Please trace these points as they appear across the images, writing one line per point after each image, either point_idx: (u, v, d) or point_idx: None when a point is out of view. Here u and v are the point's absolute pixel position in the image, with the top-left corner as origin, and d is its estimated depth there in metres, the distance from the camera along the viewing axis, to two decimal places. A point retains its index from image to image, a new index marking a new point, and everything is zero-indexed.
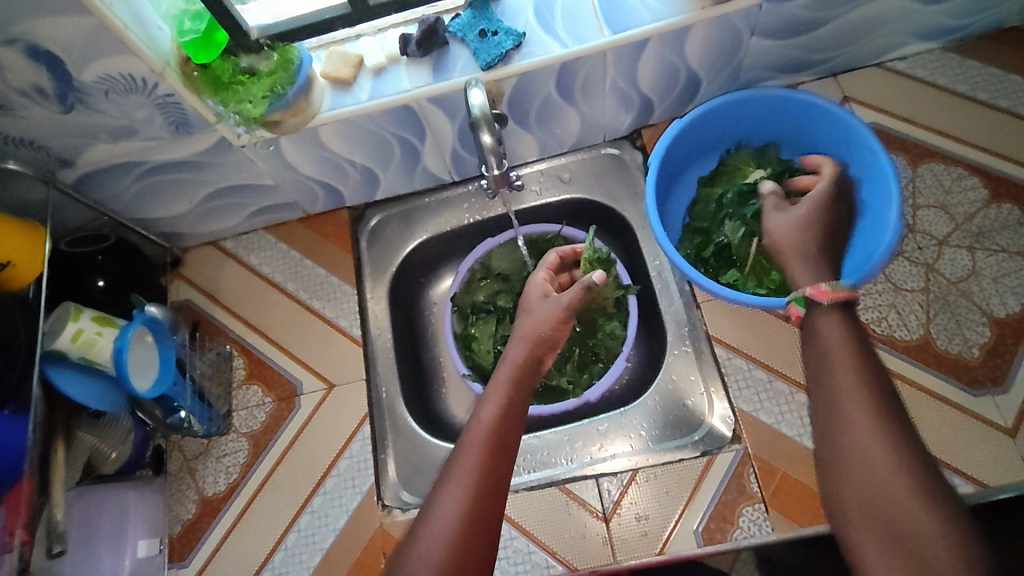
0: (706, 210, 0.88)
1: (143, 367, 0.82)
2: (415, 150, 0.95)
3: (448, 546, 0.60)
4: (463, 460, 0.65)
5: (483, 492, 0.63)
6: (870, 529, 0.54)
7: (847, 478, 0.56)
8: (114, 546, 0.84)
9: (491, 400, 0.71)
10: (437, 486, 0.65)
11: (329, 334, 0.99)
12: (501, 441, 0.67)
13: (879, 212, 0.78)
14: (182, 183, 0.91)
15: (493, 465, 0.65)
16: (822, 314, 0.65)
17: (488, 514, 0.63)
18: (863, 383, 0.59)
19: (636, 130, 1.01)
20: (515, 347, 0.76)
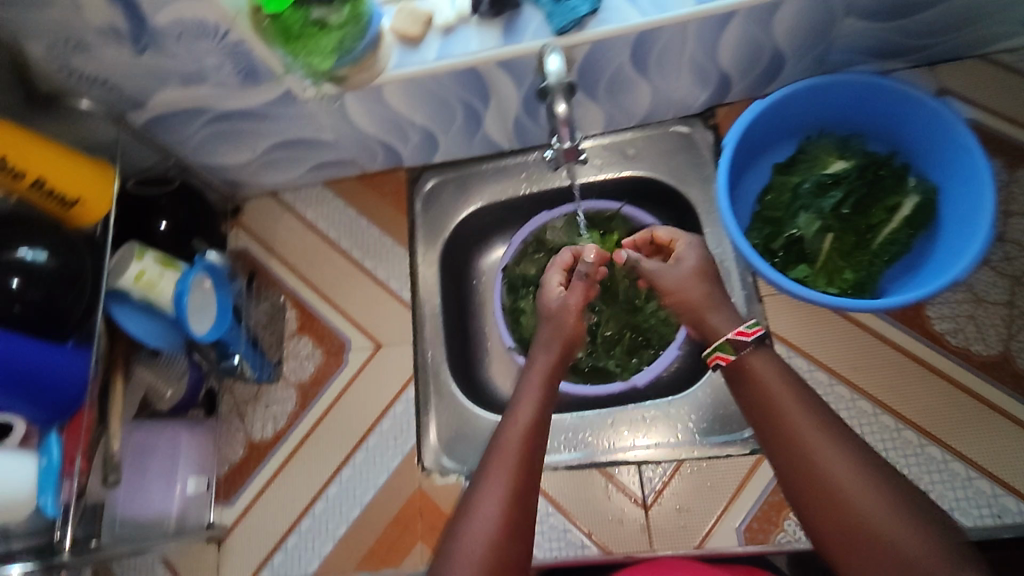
0: (779, 200, 0.83)
1: (202, 312, 0.84)
2: (478, 115, 0.92)
3: (494, 532, 0.61)
4: (499, 450, 0.67)
5: (519, 487, 0.64)
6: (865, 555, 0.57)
7: (819, 508, 0.60)
8: (166, 480, 0.87)
9: (526, 398, 0.72)
10: (473, 481, 0.66)
11: (379, 295, 0.99)
12: (535, 439, 0.68)
13: (969, 213, 0.73)
14: (244, 133, 0.91)
15: (528, 461, 0.66)
16: (755, 358, 0.68)
17: (525, 511, 0.64)
18: (809, 415, 0.63)
19: (710, 108, 0.97)
20: (541, 353, 0.76)
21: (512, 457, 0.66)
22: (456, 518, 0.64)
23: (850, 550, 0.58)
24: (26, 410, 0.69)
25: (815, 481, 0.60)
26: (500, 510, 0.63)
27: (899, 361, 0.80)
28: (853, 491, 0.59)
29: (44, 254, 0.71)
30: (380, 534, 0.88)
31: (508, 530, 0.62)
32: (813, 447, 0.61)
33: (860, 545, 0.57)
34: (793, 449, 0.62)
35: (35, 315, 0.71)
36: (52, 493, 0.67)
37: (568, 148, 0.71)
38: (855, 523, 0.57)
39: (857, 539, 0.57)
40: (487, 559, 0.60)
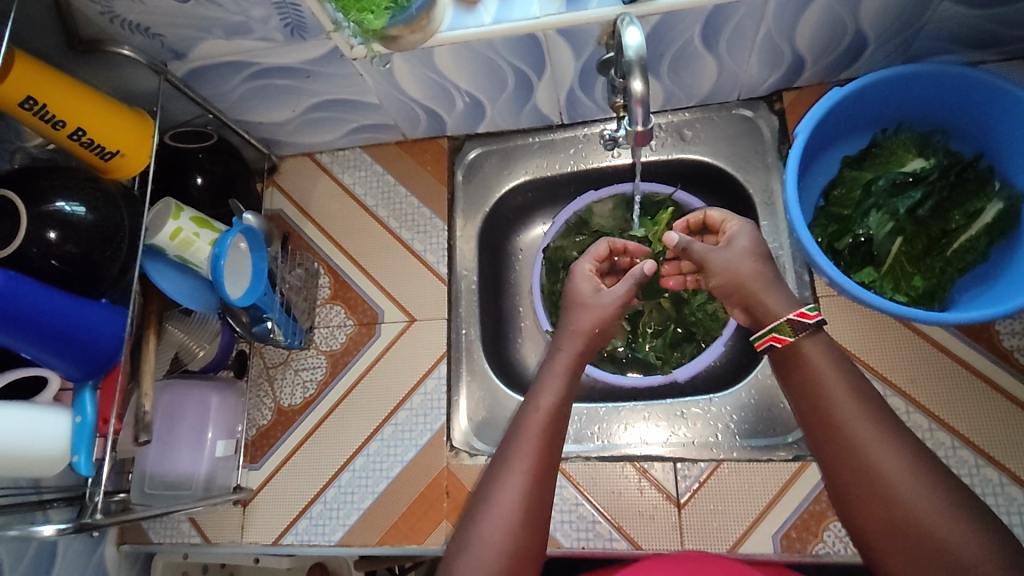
0: (849, 196, 0.79)
1: (236, 275, 0.81)
2: (531, 86, 0.87)
3: (512, 518, 0.61)
4: (522, 437, 0.66)
5: (538, 476, 0.64)
6: (901, 547, 0.56)
7: (863, 501, 0.58)
8: (195, 440, 0.86)
9: (548, 387, 0.70)
10: (493, 468, 0.65)
11: (415, 267, 0.96)
12: (556, 429, 0.66)
13: None
14: (286, 90, 0.87)
15: (548, 451, 0.65)
16: (805, 347, 0.64)
17: (543, 500, 0.63)
18: (858, 407, 0.60)
19: (776, 91, 0.91)
20: (566, 344, 0.73)
21: (532, 445, 0.65)
22: (474, 503, 0.64)
23: (893, 545, 0.56)
24: (60, 364, 0.66)
25: (861, 474, 0.58)
26: (520, 500, 0.62)
27: (959, 375, 0.76)
28: (902, 488, 0.56)
29: (82, 208, 0.69)
30: (406, 509, 0.87)
31: (527, 521, 0.61)
32: (859, 441, 0.59)
33: (903, 539, 0.56)
34: (838, 441, 0.60)
35: (73, 270, 0.69)
36: (86, 452, 0.68)
37: (639, 131, 0.60)
38: (901, 519, 0.56)
39: (900, 535, 0.56)
40: (506, 548, 0.60)
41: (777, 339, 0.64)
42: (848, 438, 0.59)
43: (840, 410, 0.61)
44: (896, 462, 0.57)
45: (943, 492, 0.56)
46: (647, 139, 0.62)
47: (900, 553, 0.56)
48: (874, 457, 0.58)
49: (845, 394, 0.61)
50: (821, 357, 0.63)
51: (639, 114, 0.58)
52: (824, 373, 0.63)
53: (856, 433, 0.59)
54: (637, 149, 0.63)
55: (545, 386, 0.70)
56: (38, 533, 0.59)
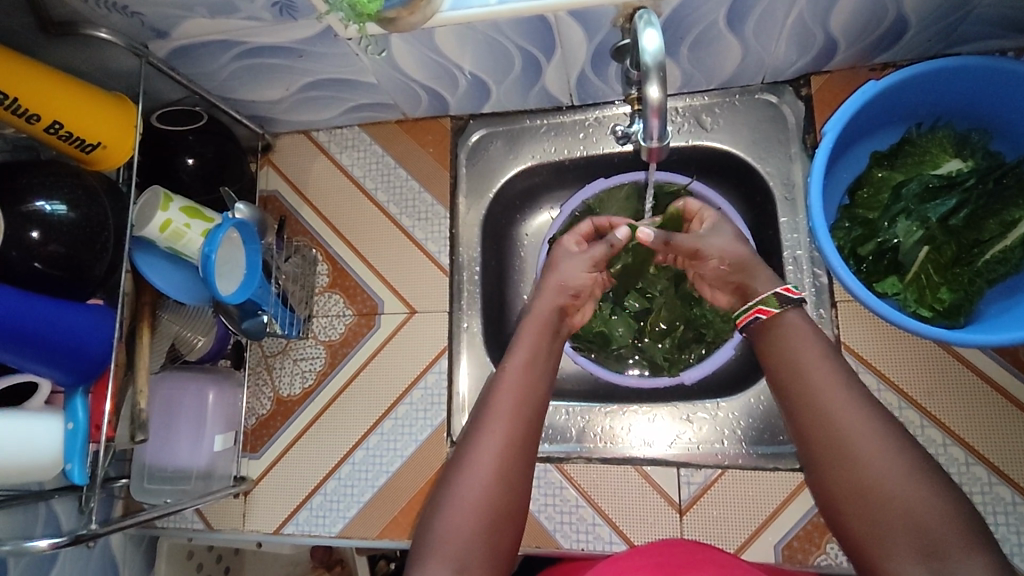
0: (876, 198, 0.74)
1: (229, 270, 0.77)
2: (539, 68, 0.81)
3: (487, 480, 0.61)
4: (497, 403, 0.66)
5: (516, 437, 0.64)
6: (867, 515, 0.56)
7: (832, 467, 0.58)
8: (194, 433, 0.85)
9: (518, 350, 0.70)
10: (468, 435, 0.65)
11: (415, 256, 0.93)
12: (530, 396, 0.67)
13: None
14: (278, 70, 0.81)
15: (523, 413, 0.65)
16: (791, 320, 0.65)
17: (521, 462, 0.63)
18: (834, 379, 0.61)
19: (803, 75, 0.84)
20: (545, 298, 0.74)
21: (509, 409, 0.65)
22: (450, 470, 0.63)
23: (856, 510, 0.56)
24: (48, 372, 0.64)
25: (833, 443, 0.58)
26: (496, 462, 0.62)
27: (979, 389, 0.73)
28: (869, 452, 0.57)
29: (64, 206, 0.66)
30: (406, 504, 0.86)
31: (502, 481, 0.62)
32: (828, 408, 0.59)
33: (866, 505, 0.56)
34: (807, 406, 0.60)
35: (59, 271, 0.66)
36: (80, 462, 0.66)
37: (656, 146, 0.58)
38: (867, 484, 0.56)
39: (865, 501, 0.56)
40: (483, 511, 0.60)
41: (762, 311, 0.67)
42: (818, 405, 0.60)
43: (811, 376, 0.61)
44: (865, 427, 0.58)
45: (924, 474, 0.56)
46: (661, 152, 0.60)
47: (863, 520, 0.56)
48: (842, 421, 0.58)
49: (819, 361, 0.62)
50: (798, 330, 0.65)
51: (655, 127, 0.55)
52: (804, 346, 0.63)
53: (830, 402, 0.59)
54: (649, 160, 0.61)
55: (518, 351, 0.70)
56: (31, 546, 0.59)
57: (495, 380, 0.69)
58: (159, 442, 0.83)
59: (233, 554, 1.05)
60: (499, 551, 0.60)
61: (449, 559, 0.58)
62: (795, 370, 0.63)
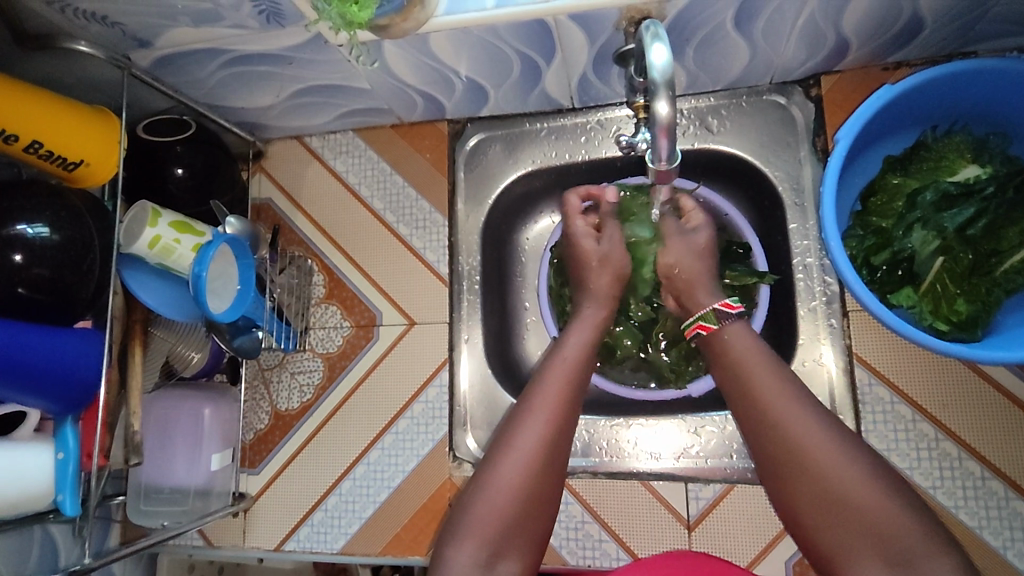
0: (889, 205, 0.71)
1: (220, 285, 0.75)
2: (539, 71, 0.78)
3: (528, 464, 0.60)
4: (541, 387, 0.64)
5: (563, 422, 0.62)
6: (837, 529, 0.54)
7: (793, 479, 0.56)
8: (190, 452, 0.83)
9: (573, 338, 0.69)
10: (512, 415, 0.64)
11: (413, 266, 0.90)
12: (580, 380, 0.65)
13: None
14: (268, 77, 0.78)
15: (570, 400, 0.64)
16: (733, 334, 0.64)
17: (561, 451, 0.62)
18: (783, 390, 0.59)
19: (813, 75, 0.81)
20: (593, 302, 0.73)
21: (557, 394, 0.63)
22: (491, 452, 0.62)
23: (823, 522, 0.54)
24: (36, 401, 0.62)
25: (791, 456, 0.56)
26: (540, 446, 0.61)
27: (997, 401, 0.71)
28: (830, 464, 0.54)
29: (46, 229, 0.63)
30: (408, 520, 0.85)
31: (541, 467, 0.60)
32: (784, 419, 0.57)
33: (831, 519, 0.54)
34: (760, 418, 0.58)
35: (44, 296, 0.63)
36: (72, 492, 0.64)
37: (664, 164, 0.55)
38: (829, 497, 0.54)
39: (832, 515, 0.54)
40: (518, 493, 0.59)
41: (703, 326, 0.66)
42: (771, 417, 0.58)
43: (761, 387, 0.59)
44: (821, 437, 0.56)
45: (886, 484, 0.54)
46: (670, 172, 0.57)
47: (828, 533, 0.54)
48: (799, 434, 0.56)
49: (769, 372, 0.60)
50: (745, 346, 0.63)
51: (663, 146, 0.52)
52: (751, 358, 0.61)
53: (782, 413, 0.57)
54: (657, 180, 0.58)
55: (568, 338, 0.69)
56: None
57: (545, 364, 0.67)
58: (156, 463, 0.81)
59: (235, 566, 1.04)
60: (528, 540, 0.59)
61: (483, 540, 0.57)
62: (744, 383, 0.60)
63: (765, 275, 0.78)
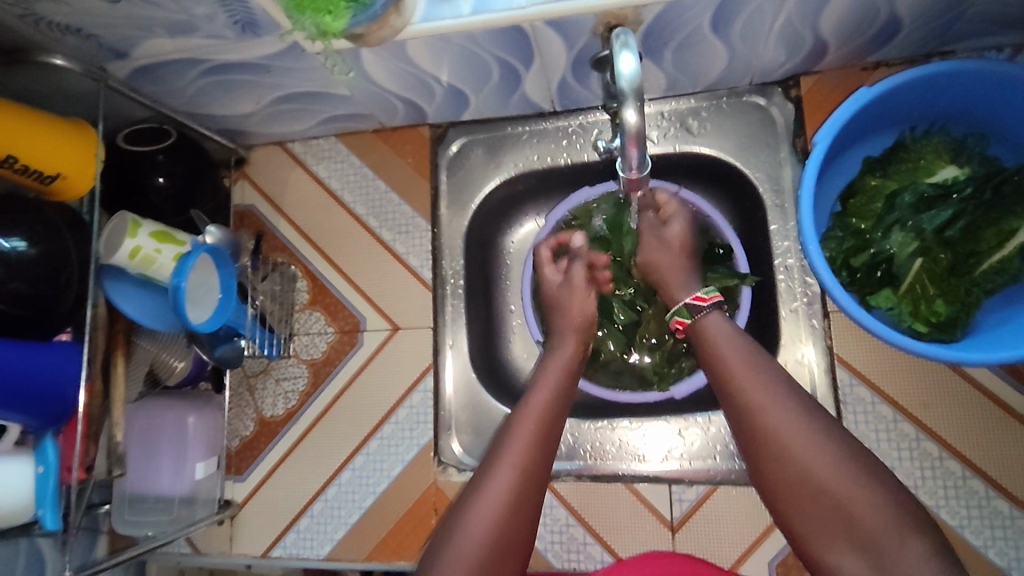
0: (868, 206, 0.71)
1: (201, 294, 0.75)
2: (518, 76, 0.78)
3: (497, 513, 0.59)
4: (513, 433, 0.64)
5: (531, 470, 0.62)
6: (821, 527, 0.53)
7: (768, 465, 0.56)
8: (176, 461, 0.83)
9: (542, 383, 0.70)
10: (485, 463, 0.63)
11: (397, 271, 0.90)
12: (551, 427, 0.65)
13: None
14: (247, 84, 0.78)
15: (543, 447, 0.64)
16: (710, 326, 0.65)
17: (534, 497, 0.62)
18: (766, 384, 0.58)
19: (793, 75, 0.81)
20: (563, 340, 0.74)
21: (529, 440, 0.63)
22: (461, 502, 0.61)
23: (800, 508, 0.55)
24: (15, 417, 0.62)
25: (774, 453, 0.56)
26: (509, 495, 0.60)
27: (977, 400, 0.72)
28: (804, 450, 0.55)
29: (24, 242, 0.63)
30: (395, 525, 0.85)
31: (514, 515, 0.60)
32: (764, 414, 0.57)
33: (807, 503, 0.54)
34: (736, 405, 0.58)
35: (22, 309, 0.63)
36: (53, 506, 0.64)
37: (635, 173, 0.55)
38: (803, 482, 0.54)
39: (817, 511, 0.53)
40: (492, 540, 0.58)
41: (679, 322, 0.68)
42: (756, 411, 0.57)
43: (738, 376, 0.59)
44: (805, 433, 0.55)
45: (862, 468, 0.54)
46: (642, 181, 0.58)
47: (804, 519, 0.54)
48: (782, 431, 0.56)
49: (747, 363, 0.60)
50: (726, 342, 0.62)
51: (634, 155, 0.52)
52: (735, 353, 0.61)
53: (764, 409, 0.57)
54: (629, 187, 0.59)
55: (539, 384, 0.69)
56: None
57: (515, 413, 0.67)
58: (142, 472, 0.82)
59: None
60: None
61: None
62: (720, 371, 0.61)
63: (746, 277, 0.78)
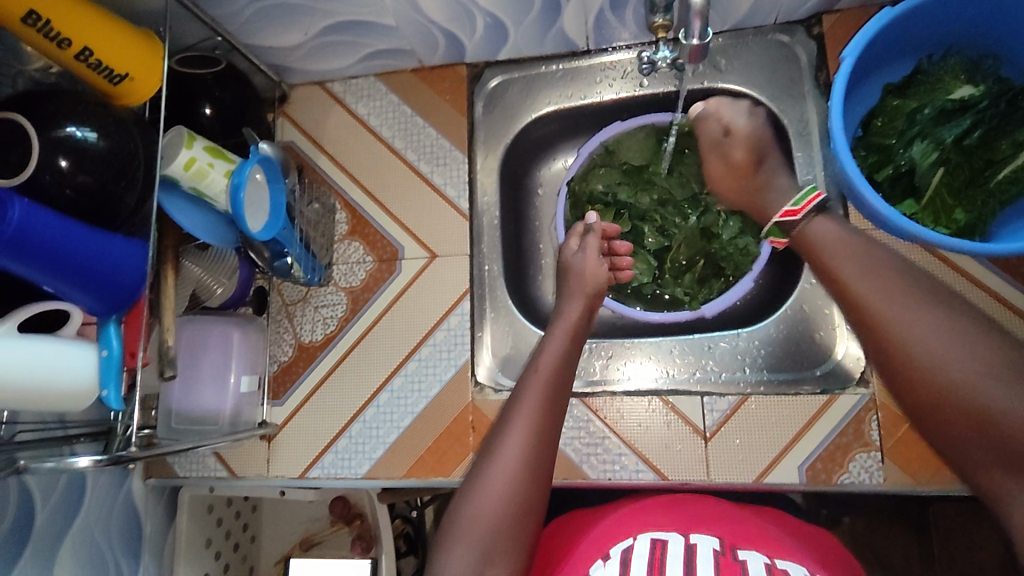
0: (891, 125, 0.76)
1: (256, 206, 0.77)
2: (558, 7, 0.82)
3: (512, 474, 0.63)
4: (525, 397, 0.67)
5: (541, 434, 0.65)
6: (973, 450, 0.46)
7: (903, 375, 0.48)
8: (218, 378, 0.85)
9: (551, 345, 0.72)
10: (500, 424, 0.67)
11: (434, 201, 0.94)
12: (559, 388, 0.68)
13: None
14: (299, 10, 0.82)
15: (554, 407, 0.67)
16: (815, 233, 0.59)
17: (549, 455, 0.65)
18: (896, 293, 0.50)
19: (815, 15, 0.86)
20: (570, 302, 0.77)
21: (538, 403, 0.66)
22: (479, 462, 0.65)
23: (950, 435, 0.47)
24: (83, 298, 0.64)
25: (908, 371, 0.48)
26: (522, 455, 0.63)
27: (993, 308, 0.76)
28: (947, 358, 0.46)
29: (93, 134, 0.65)
30: (432, 443, 0.87)
31: (527, 474, 0.63)
32: (894, 327, 0.48)
33: (956, 427, 0.46)
34: (860, 323, 0.51)
35: (88, 201, 0.65)
36: (116, 386, 0.66)
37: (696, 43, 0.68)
38: (949, 402, 0.46)
39: (968, 433, 0.45)
40: (508, 500, 0.62)
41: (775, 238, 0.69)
42: (880, 324, 0.49)
43: (861, 287, 0.52)
44: (945, 347, 0.46)
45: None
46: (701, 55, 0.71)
47: (955, 444, 0.46)
48: (915, 347, 0.47)
49: (868, 276, 0.52)
50: (835, 255, 0.56)
51: (697, 26, 0.66)
52: (847, 264, 0.54)
53: (887, 322, 0.49)
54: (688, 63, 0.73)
55: (546, 350, 0.71)
56: (75, 464, 0.59)
57: (523, 380, 0.70)
58: (186, 382, 0.82)
59: (251, 511, 1.08)
60: (518, 539, 0.62)
61: (474, 545, 0.60)
62: (839, 280, 0.54)
63: None
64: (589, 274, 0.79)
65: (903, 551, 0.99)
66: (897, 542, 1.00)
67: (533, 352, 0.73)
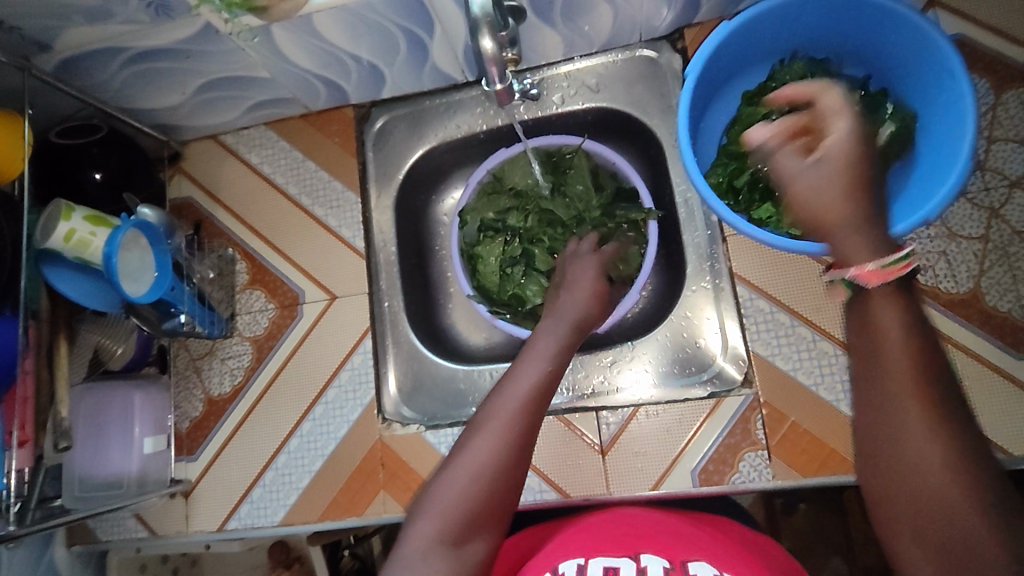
0: (746, 132, 0.79)
1: (137, 272, 0.78)
2: (424, 45, 0.84)
3: (483, 477, 0.58)
4: (508, 398, 0.62)
5: (518, 435, 0.60)
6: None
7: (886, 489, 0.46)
8: (122, 439, 0.86)
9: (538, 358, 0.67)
10: (476, 421, 0.62)
11: (331, 243, 0.95)
12: (545, 396, 0.63)
13: (938, 182, 0.66)
14: (170, 72, 0.83)
15: (532, 423, 0.61)
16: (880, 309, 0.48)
17: (520, 465, 0.60)
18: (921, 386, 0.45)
19: (677, 29, 0.88)
20: (554, 323, 0.72)
21: (516, 410, 0.61)
22: (453, 451, 0.61)
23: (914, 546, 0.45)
24: None
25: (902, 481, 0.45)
26: (494, 454, 0.59)
27: None
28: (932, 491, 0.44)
29: None
30: (345, 483, 0.88)
31: (499, 474, 0.58)
32: (901, 423, 0.45)
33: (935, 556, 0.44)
34: (873, 410, 0.47)
35: None
36: None
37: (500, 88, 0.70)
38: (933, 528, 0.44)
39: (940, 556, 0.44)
40: (477, 502, 0.57)
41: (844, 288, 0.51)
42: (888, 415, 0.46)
43: (895, 391, 0.46)
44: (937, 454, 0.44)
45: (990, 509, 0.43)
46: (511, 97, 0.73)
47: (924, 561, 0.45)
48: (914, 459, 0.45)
49: (906, 352, 0.46)
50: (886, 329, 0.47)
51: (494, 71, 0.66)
52: (892, 335, 0.47)
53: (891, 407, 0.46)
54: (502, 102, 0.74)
55: (531, 360, 0.66)
56: None
57: (505, 381, 0.65)
58: (89, 449, 0.83)
59: (190, 565, 1.07)
60: (477, 545, 0.58)
61: (437, 530, 0.56)
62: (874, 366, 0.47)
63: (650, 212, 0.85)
64: (576, 288, 0.76)
65: (828, 532, 1.02)
66: (821, 529, 1.02)
67: (517, 362, 0.67)
